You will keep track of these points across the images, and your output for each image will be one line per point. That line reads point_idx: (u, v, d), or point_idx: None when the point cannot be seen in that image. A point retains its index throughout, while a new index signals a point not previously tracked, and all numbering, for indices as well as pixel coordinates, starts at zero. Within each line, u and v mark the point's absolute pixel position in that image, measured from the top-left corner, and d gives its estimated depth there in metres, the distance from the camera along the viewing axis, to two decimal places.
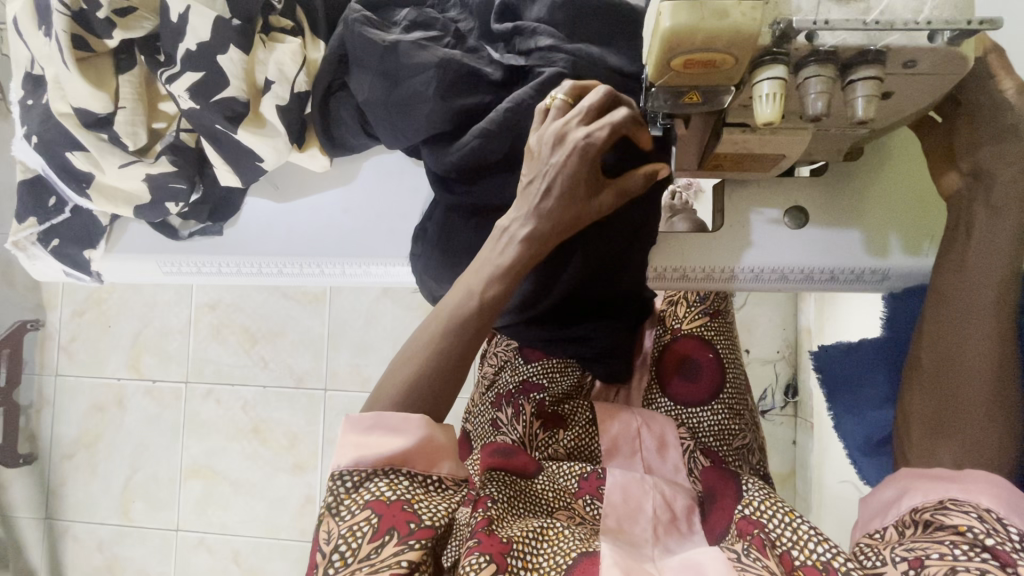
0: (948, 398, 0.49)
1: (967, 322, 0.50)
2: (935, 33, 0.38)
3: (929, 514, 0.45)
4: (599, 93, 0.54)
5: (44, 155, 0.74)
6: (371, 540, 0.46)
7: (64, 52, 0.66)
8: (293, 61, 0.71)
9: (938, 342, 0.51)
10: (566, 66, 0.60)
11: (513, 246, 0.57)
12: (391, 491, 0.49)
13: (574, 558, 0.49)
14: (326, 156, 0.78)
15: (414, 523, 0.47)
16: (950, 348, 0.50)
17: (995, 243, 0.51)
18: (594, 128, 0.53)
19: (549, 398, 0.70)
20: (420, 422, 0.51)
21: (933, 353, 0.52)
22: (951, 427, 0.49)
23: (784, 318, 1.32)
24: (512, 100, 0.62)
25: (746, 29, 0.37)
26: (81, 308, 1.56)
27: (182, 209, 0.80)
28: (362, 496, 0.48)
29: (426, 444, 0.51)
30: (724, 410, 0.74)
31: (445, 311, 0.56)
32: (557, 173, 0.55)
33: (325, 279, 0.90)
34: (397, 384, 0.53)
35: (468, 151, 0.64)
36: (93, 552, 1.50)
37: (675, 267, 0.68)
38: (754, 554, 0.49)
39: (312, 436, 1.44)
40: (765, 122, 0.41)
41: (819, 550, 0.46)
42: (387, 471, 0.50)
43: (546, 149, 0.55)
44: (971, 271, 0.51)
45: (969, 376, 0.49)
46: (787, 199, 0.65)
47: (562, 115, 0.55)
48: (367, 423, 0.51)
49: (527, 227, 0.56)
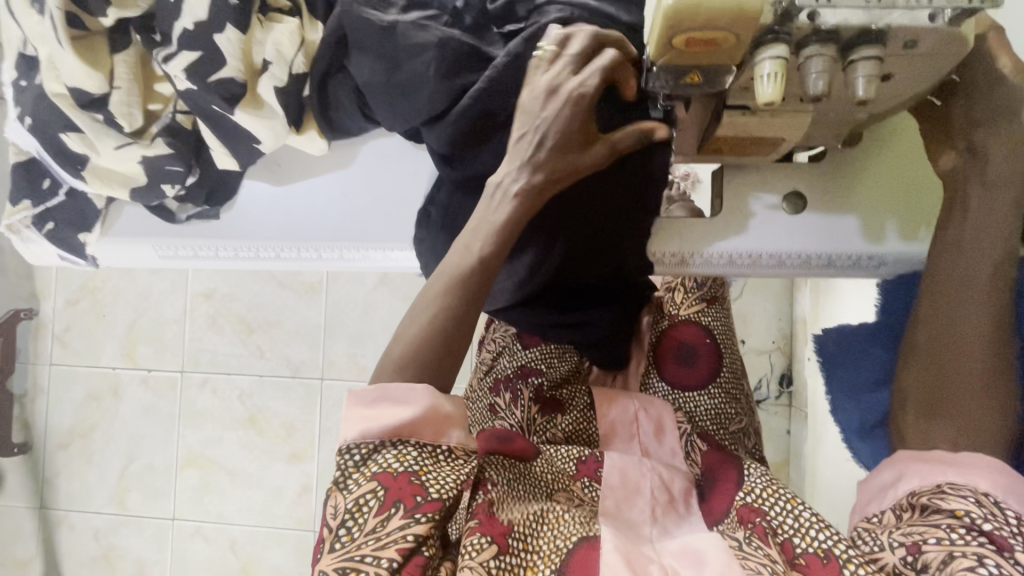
0: (943, 377, 0.50)
1: (962, 301, 0.51)
2: (936, 13, 0.38)
3: (926, 498, 0.46)
4: (585, 37, 0.54)
5: (38, 137, 0.74)
6: (378, 513, 0.47)
7: (58, 30, 0.64)
8: (291, 42, 0.70)
9: (935, 320, 0.52)
10: (565, 13, 0.59)
11: (508, 202, 0.56)
12: (398, 463, 0.50)
13: (573, 543, 0.50)
14: (323, 139, 0.77)
15: (421, 497, 0.48)
16: (947, 326, 0.51)
17: (992, 224, 0.51)
18: (584, 77, 0.54)
19: (547, 383, 0.72)
20: (426, 393, 0.51)
21: (930, 332, 0.52)
22: (947, 406, 0.49)
23: (780, 309, 1.33)
24: (506, 53, 0.61)
25: (751, 8, 0.37)
26: (76, 297, 1.55)
27: (179, 192, 0.79)
28: (370, 469, 0.49)
29: (432, 413, 0.51)
30: (721, 394, 0.75)
31: (447, 271, 0.55)
32: (546, 124, 0.55)
33: (323, 265, 0.90)
34: (399, 351, 0.54)
35: (463, 112, 0.63)
36: (89, 541, 1.50)
37: (674, 252, 0.68)
38: (756, 543, 0.50)
39: (308, 425, 1.44)
40: (766, 102, 0.41)
41: (821, 537, 0.48)
42: (396, 442, 0.51)
43: (536, 103, 0.55)
44: (965, 252, 0.52)
45: (966, 354, 0.49)
46: (786, 185, 0.65)
47: (551, 68, 0.55)
48: (372, 396, 0.51)
49: (520, 181, 0.56)
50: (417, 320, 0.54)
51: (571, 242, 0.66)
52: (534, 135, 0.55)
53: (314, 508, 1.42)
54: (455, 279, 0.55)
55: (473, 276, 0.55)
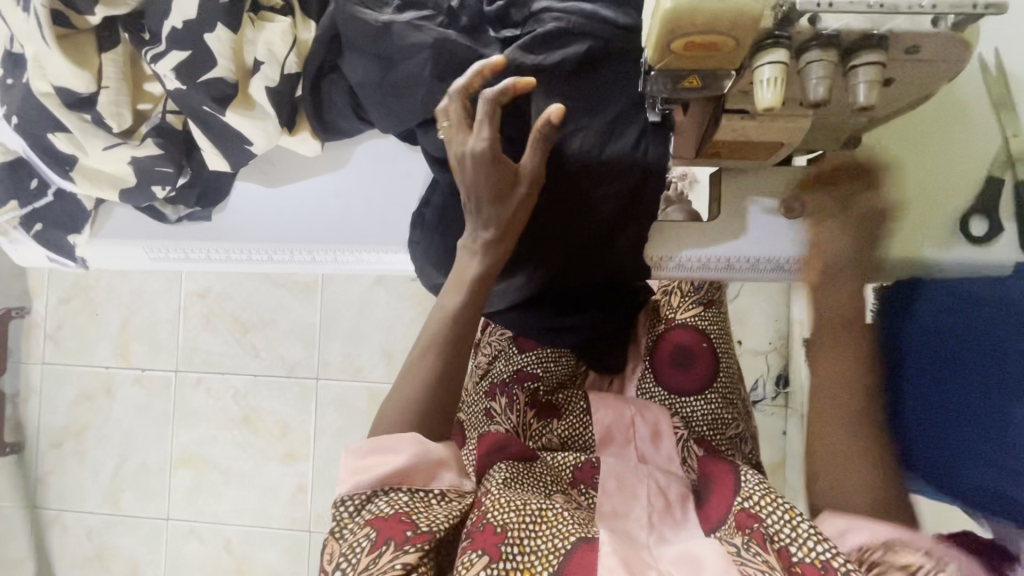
0: (839, 444, 0.56)
1: (846, 371, 0.58)
2: (939, 18, 0.37)
3: (878, 553, 0.50)
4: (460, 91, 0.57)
5: (25, 136, 0.73)
6: (370, 553, 0.48)
7: (43, 28, 0.63)
8: (283, 41, 0.69)
9: (833, 385, 0.58)
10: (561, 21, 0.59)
11: (475, 259, 0.60)
12: (390, 507, 0.51)
13: (571, 542, 0.50)
14: (316, 140, 0.76)
15: (410, 530, 0.49)
16: (835, 395, 0.57)
17: (851, 330, 0.58)
18: (475, 134, 0.56)
19: (543, 388, 0.71)
20: (413, 441, 0.54)
21: (827, 396, 0.58)
22: (829, 466, 0.56)
23: (777, 309, 1.32)
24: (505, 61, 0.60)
25: (751, 12, 0.37)
26: (68, 295, 1.53)
27: (170, 193, 0.78)
28: (363, 516, 0.51)
29: (422, 459, 0.54)
30: (717, 399, 0.73)
31: (438, 326, 0.59)
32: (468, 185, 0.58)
33: (317, 266, 0.89)
34: (402, 399, 0.57)
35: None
36: (82, 541, 1.49)
37: (671, 256, 0.69)
38: (754, 549, 0.50)
39: (303, 425, 1.43)
40: (766, 107, 0.41)
41: (818, 548, 0.48)
42: (387, 490, 0.52)
43: (459, 166, 0.58)
44: (836, 354, 0.58)
45: (850, 423, 0.56)
46: (780, 189, 0.67)
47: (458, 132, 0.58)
48: (364, 449, 0.53)
49: (482, 235, 0.59)
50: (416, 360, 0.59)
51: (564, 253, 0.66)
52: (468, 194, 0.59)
53: (310, 507, 1.41)
54: (445, 327, 0.59)
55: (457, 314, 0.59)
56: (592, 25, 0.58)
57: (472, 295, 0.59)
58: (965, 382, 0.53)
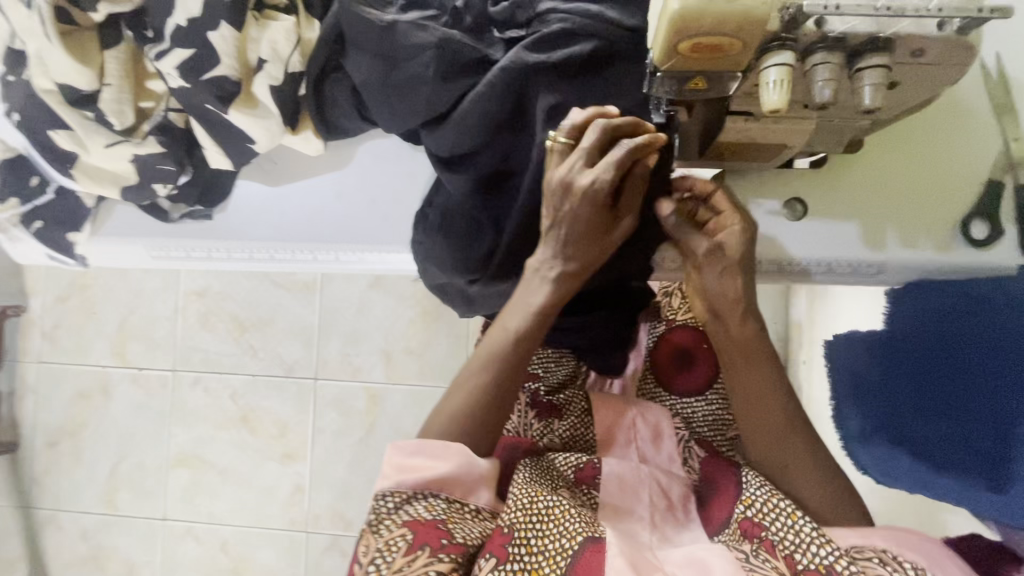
0: (782, 461, 0.60)
1: (765, 395, 0.61)
2: (945, 21, 0.38)
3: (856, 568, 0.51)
4: (597, 129, 0.53)
5: (27, 134, 0.72)
6: (404, 554, 0.49)
7: (46, 25, 0.63)
8: (287, 40, 0.69)
9: (759, 412, 0.61)
10: (563, 23, 0.59)
11: (545, 285, 0.58)
12: (427, 512, 0.52)
13: (580, 543, 0.51)
14: (320, 140, 0.76)
15: (446, 539, 0.51)
16: (759, 421, 0.61)
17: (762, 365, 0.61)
18: (598, 172, 0.53)
19: (544, 388, 0.71)
20: (460, 450, 0.55)
21: (751, 418, 0.62)
22: (793, 475, 0.60)
23: (775, 311, 1.33)
24: (512, 60, 0.60)
25: (758, 15, 0.37)
26: (65, 294, 1.52)
27: (171, 191, 0.78)
28: (400, 517, 0.52)
29: (465, 471, 0.55)
30: (719, 399, 0.72)
31: (482, 349, 0.59)
32: (565, 224, 0.56)
33: (317, 266, 0.89)
34: (443, 414, 0.58)
35: (464, 119, 0.63)
36: (77, 540, 1.48)
37: (675, 259, 0.68)
38: (763, 556, 0.52)
39: (301, 425, 1.42)
40: (772, 109, 0.41)
41: (822, 553, 0.50)
42: (426, 494, 0.54)
43: (558, 196, 0.55)
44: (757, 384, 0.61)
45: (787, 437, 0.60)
46: (787, 191, 0.64)
47: (565, 159, 0.55)
48: (410, 448, 0.55)
49: (556, 268, 0.58)
50: (458, 388, 0.59)
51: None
52: (558, 228, 0.57)
53: (308, 507, 1.41)
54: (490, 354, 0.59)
55: (511, 354, 0.58)
56: (597, 26, 0.58)
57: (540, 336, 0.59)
58: (977, 381, 0.56)
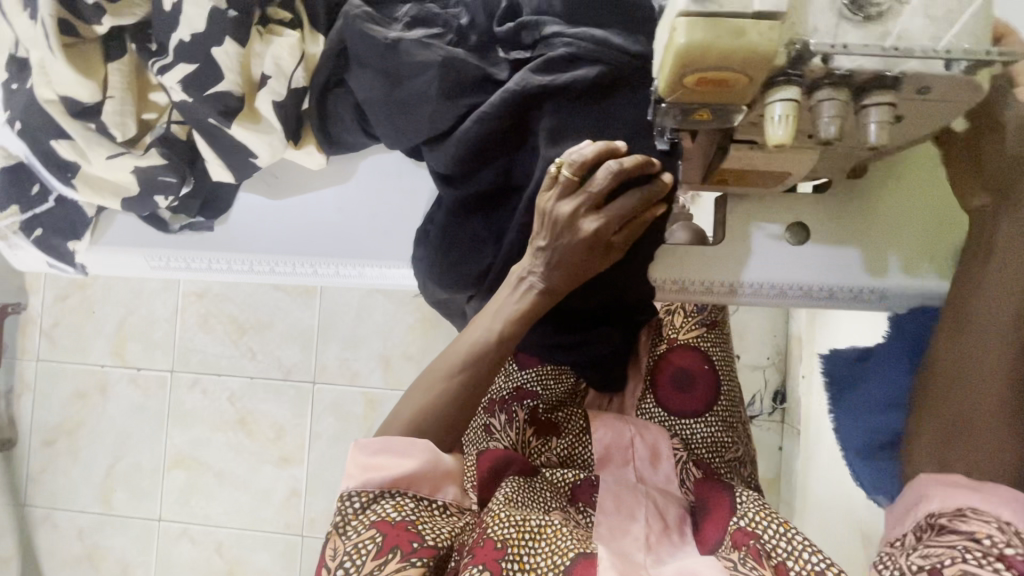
0: (953, 415, 0.53)
1: (977, 351, 0.52)
2: (952, 62, 0.37)
3: (946, 519, 0.47)
4: (608, 173, 0.53)
5: (28, 143, 0.72)
6: (375, 558, 0.49)
7: (50, 37, 0.63)
8: (290, 55, 0.69)
9: (952, 364, 0.54)
10: (568, 47, 0.58)
11: (531, 294, 0.61)
12: (396, 512, 0.52)
13: (571, 559, 0.51)
14: (322, 154, 0.75)
15: (417, 542, 0.51)
16: (960, 379, 0.53)
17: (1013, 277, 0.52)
18: (602, 218, 0.56)
19: (542, 406, 0.71)
20: (426, 446, 0.56)
21: (946, 369, 0.55)
22: (965, 441, 0.51)
23: (774, 325, 1.34)
24: (518, 82, 0.60)
25: (763, 51, 0.36)
26: (64, 292, 1.52)
27: (172, 204, 0.77)
28: (368, 518, 0.52)
29: (432, 465, 0.56)
30: (718, 422, 0.74)
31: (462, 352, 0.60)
32: (557, 250, 0.58)
33: (318, 279, 0.89)
34: (406, 414, 0.58)
35: (468, 135, 0.62)
36: (72, 539, 1.48)
37: (674, 280, 0.66)
38: (750, 563, 0.51)
39: (299, 429, 1.42)
40: (777, 143, 0.40)
41: (814, 560, 0.50)
42: (393, 493, 0.54)
43: (555, 229, 0.57)
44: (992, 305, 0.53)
45: (980, 395, 0.51)
46: (789, 215, 0.64)
47: (571, 197, 0.56)
48: (375, 447, 0.55)
49: (545, 279, 0.60)
50: (430, 388, 0.59)
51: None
52: (549, 253, 0.58)
53: (304, 511, 1.41)
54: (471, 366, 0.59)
55: (489, 359, 0.59)
56: (604, 51, 0.57)
57: (514, 342, 0.60)
58: None
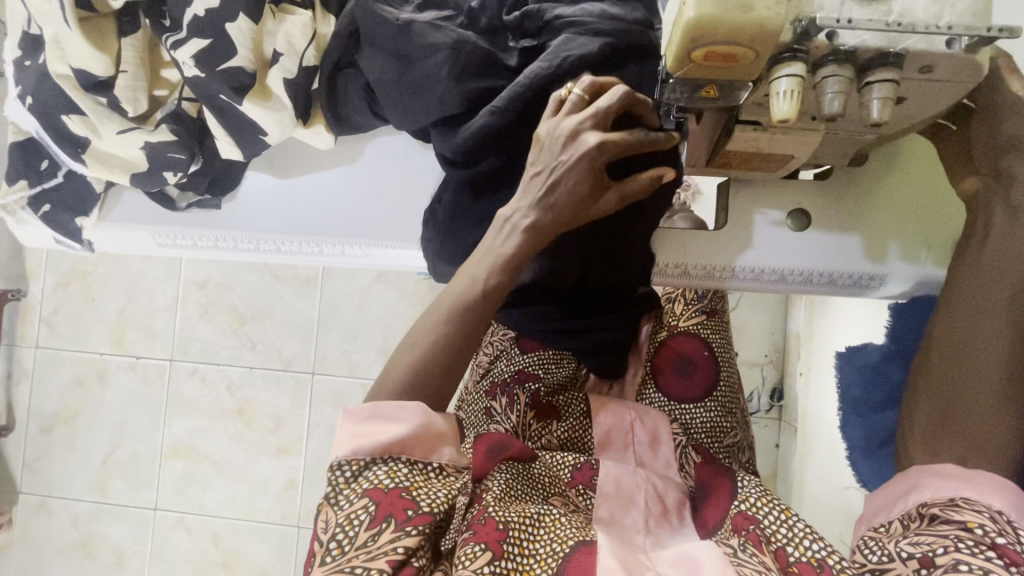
0: (949, 394, 0.53)
1: (975, 334, 0.53)
2: (954, 40, 0.39)
3: (938, 509, 0.47)
4: (616, 95, 0.54)
5: (39, 117, 0.73)
6: (369, 528, 0.49)
7: (65, 10, 0.63)
8: (303, 34, 0.70)
9: (949, 345, 0.54)
10: (572, 23, 0.60)
11: (515, 235, 0.57)
12: (389, 479, 0.52)
13: (570, 547, 0.51)
14: (331, 134, 0.77)
15: (411, 510, 0.50)
16: (955, 362, 0.54)
17: (1009, 262, 0.53)
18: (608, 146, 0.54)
19: (543, 389, 0.72)
20: (418, 410, 0.54)
21: (942, 348, 0.55)
22: (959, 424, 0.51)
23: (773, 322, 1.35)
24: (528, 75, 0.60)
25: (773, 25, 0.37)
26: (65, 280, 1.52)
27: (180, 180, 0.78)
28: (361, 485, 0.51)
29: (426, 430, 0.54)
30: (717, 407, 0.75)
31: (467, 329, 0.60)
32: (557, 171, 0.55)
33: (322, 259, 0.91)
34: (396, 378, 0.56)
35: (480, 128, 0.63)
36: (67, 528, 1.48)
37: (677, 264, 0.67)
38: (750, 550, 0.52)
39: (297, 419, 1.42)
40: (781, 119, 0.41)
41: (814, 547, 0.50)
42: (386, 459, 0.53)
43: (557, 145, 0.55)
44: (988, 287, 0.54)
45: (977, 379, 0.52)
46: (791, 201, 0.65)
47: (576, 113, 0.55)
48: (364, 414, 0.53)
49: (530, 215, 0.56)
50: None
51: (583, 244, 0.69)
52: (547, 193, 0.56)
53: (300, 502, 1.41)
54: None
55: None
56: (603, 22, 0.59)
57: None
58: None
